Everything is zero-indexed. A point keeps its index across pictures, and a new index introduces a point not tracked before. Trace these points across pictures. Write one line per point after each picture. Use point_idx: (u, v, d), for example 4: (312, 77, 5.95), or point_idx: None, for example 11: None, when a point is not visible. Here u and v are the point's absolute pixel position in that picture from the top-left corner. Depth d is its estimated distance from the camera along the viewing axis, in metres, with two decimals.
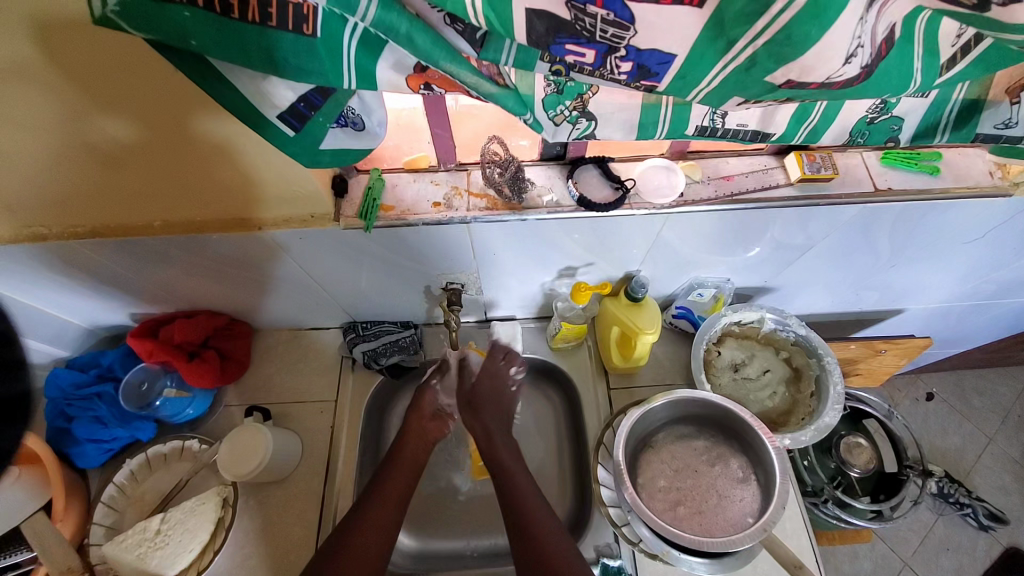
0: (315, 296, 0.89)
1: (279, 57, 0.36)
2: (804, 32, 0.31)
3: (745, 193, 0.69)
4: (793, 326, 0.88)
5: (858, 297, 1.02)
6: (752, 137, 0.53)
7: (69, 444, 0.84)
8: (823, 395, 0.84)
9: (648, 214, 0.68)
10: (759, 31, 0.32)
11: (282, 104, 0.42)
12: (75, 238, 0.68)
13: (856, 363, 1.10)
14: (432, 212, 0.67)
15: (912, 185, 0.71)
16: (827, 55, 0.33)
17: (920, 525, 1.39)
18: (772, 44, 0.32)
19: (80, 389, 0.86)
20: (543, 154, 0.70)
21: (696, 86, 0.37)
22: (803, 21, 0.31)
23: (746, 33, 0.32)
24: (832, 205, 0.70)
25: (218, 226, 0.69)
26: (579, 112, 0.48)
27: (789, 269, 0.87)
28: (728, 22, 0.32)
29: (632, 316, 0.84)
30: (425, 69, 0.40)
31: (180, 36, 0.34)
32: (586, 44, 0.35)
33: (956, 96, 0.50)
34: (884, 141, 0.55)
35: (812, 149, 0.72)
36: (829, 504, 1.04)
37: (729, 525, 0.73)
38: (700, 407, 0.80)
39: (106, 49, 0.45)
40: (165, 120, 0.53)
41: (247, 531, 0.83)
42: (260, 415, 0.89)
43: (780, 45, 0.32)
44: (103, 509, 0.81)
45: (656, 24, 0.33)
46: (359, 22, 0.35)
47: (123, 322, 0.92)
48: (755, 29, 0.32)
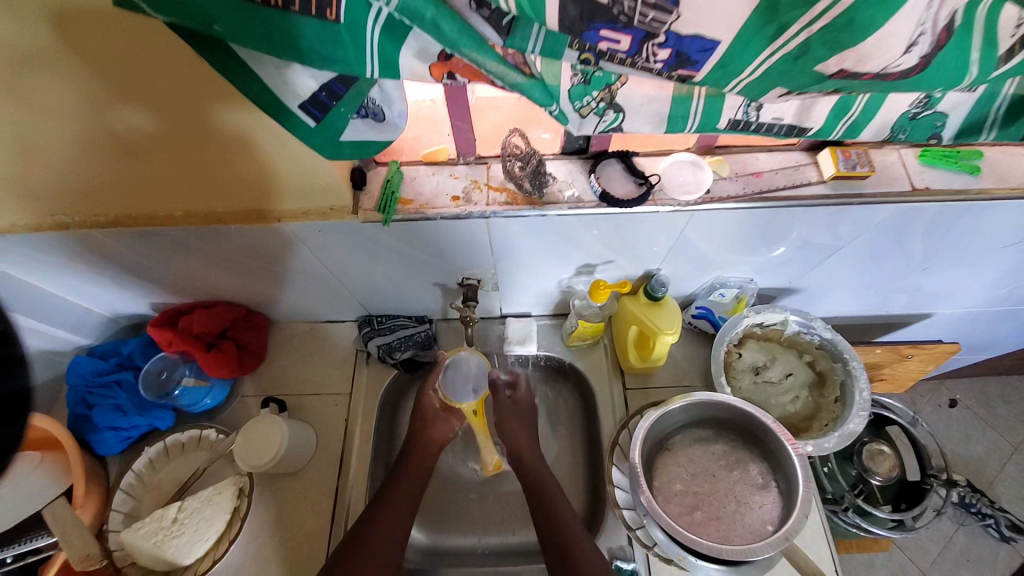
0: (331, 289, 0.88)
1: (303, 46, 0.35)
2: (867, 17, 0.31)
3: (775, 190, 0.67)
4: (818, 329, 0.85)
5: (886, 300, 0.98)
6: (788, 132, 0.50)
7: (89, 431, 0.85)
8: (848, 401, 0.81)
9: (673, 212, 0.66)
10: (818, 14, 0.31)
11: (304, 93, 0.41)
12: (96, 227, 0.68)
13: (881, 368, 1.07)
14: (451, 205, 0.66)
15: (951, 184, 0.68)
16: (885, 44, 0.32)
17: (939, 535, 1.35)
18: (829, 30, 0.31)
19: (101, 376, 0.87)
20: (565, 147, 0.68)
21: (737, 77, 0.36)
22: (869, 5, 0.30)
23: (802, 16, 0.31)
24: (866, 204, 0.67)
25: (237, 218, 0.69)
26: (607, 103, 0.46)
27: (816, 270, 0.84)
28: (784, 5, 0.31)
29: (651, 315, 0.82)
30: (450, 57, 0.39)
31: (204, 21, 0.33)
32: (623, 30, 0.34)
33: (1005, 91, 0.46)
34: (926, 138, 0.52)
35: (847, 145, 0.69)
36: (849, 512, 1.02)
37: (748, 532, 0.71)
38: (721, 411, 0.78)
39: (128, 35, 0.45)
40: (186, 109, 0.52)
41: (262, 521, 0.84)
42: (275, 407, 0.90)
43: (839, 30, 0.31)
44: (121, 496, 0.82)
45: (701, 8, 0.32)
46: (384, 8, 0.33)
47: (143, 311, 0.93)
48: (813, 12, 0.31)
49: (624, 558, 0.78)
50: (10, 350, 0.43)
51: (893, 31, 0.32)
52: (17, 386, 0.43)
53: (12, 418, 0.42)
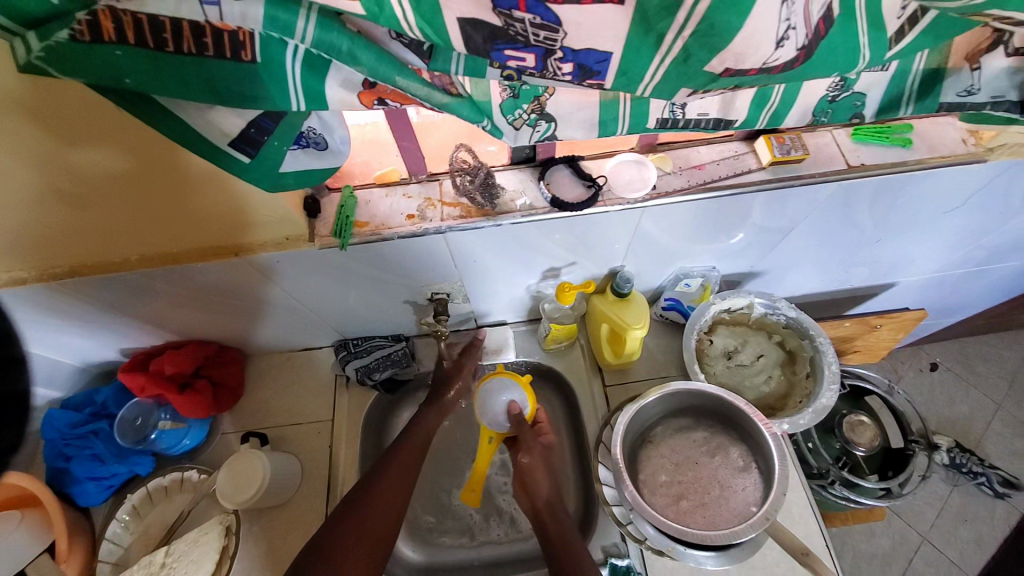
0: (304, 318, 0.89)
1: (221, 86, 0.36)
2: (726, 21, 0.32)
3: (719, 180, 0.69)
4: (783, 309, 0.87)
5: (848, 274, 1.01)
6: (715, 125, 0.52)
7: (69, 484, 0.84)
8: (818, 376, 0.83)
9: (624, 210, 0.68)
10: (684, 22, 0.32)
11: (230, 132, 0.42)
12: (53, 279, 0.67)
13: (853, 340, 1.10)
14: (407, 224, 0.67)
15: (886, 159, 0.71)
16: (757, 40, 0.33)
17: (934, 497, 1.38)
18: (699, 35, 0.33)
19: (76, 428, 0.85)
20: (513, 158, 0.70)
21: (641, 81, 0.37)
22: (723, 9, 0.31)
23: (672, 24, 0.33)
24: (808, 185, 0.70)
25: (199, 255, 0.69)
26: (538, 115, 0.47)
27: (774, 252, 0.87)
28: (653, 15, 0.32)
29: (619, 312, 0.83)
30: (375, 84, 0.40)
31: (114, 75, 0.34)
32: (524, 49, 0.35)
33: (917, 66, 0.49)
34: (849, 118, 0.54)
35: (782, 131, 0.71)
36: (836, 485, 1.04)
37: (734, 515, 0.72)
38: (697, 399, 0.80)
39: (71, 92, 0.45)
40: (134, 155, 0.53)
41: (252, 558, 0.82)
42: (257, 440, 0.89)
43: (706, 34, 0.32)
44: (107, 546, 0.81)
45: (582, 23, 0.33)
46: (300, 44, 0.35)
47: (116, 358, 0.92)
48: (678, 20, 0.32)
49: (619, 555, 0.79)
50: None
51: (759, 27, 0.32)
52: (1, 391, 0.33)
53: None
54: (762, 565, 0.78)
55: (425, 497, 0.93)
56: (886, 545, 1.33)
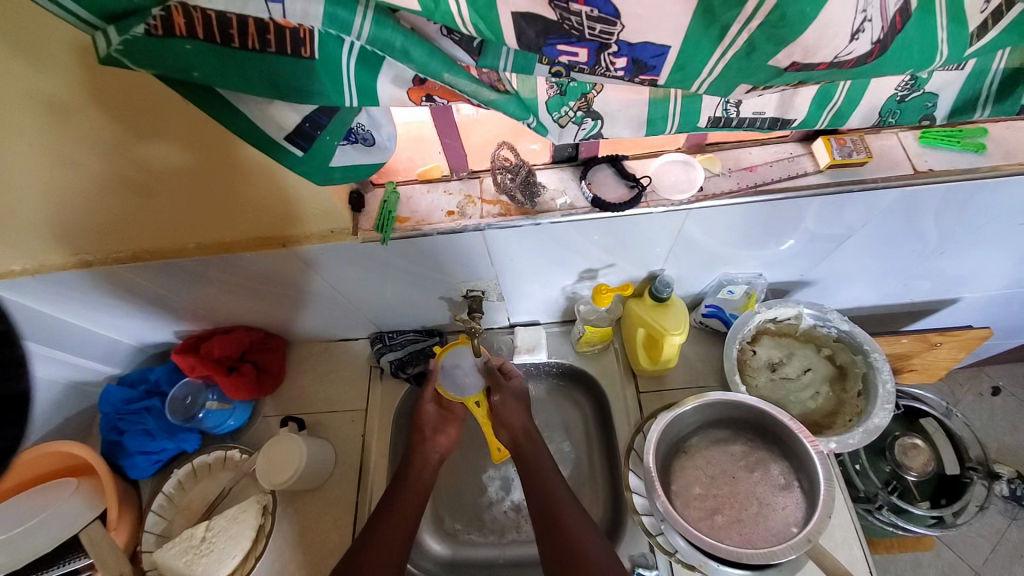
0: (344, 310, 0.92)
1: (280, 81, 0.37)
2: (798, 11, 0.30)
3: (772, 183, 0.66)
4: (834, 321, 0.82)
5: (907, 287, 0.95)
6: (771, 125, 0.50)
7: (121, 456, 0.89)
8: (871, 394, 0.78)
9: (667, 212, 0.66)
10: (752, 13, 0.31)
11: (287, 126, 0.43)
12: (118, 263, 0.72)
13: (910, 358, 1.02)
14: (447, 220, 0.67)
15: (958, 164, 0.66)
16: (831, 32, 0.31)
17: (991, 530, 1.27)
18: (767, 26, 0.31)
19: (130, 404, 0.92)
20: (555, 156, 0.69)
21: (697, 77, 0.36)
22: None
23: (738, 16, 0.32)
24: (869, 191, 0.65)
25: (248, 245, 0.72)
26: (584, 112, 0.47)
27: (826, 261, 0.82)
28: (718, 7, 0.31)
29: (656, 317, 0.81)
30: (425, 81, 0.41)
31: (183, 68, 0.36)
32: (577, 43, 0.34)
33: (995, 66, 0.45)
34: (919, 119, 0.50)
35: (843, 133, 0.67)
36: (884, 511, 0.97)
37: (772, 535, 0.68)
38: (736, 411, 0.77)
39: (143, 85, 0.48)
40: (195, 147, 0.55)
41: (287, 539, 0.86)
42: (295, 425, 0.91)
43: (775, 26, 0.31)
44: (153, 517, 0.85)
45: (642, 16, 0.32)
46: (355, 41, 0.36)
47: (169, 339, 0.98)
48: (746, 12, 0.31)
49: (647, 565, 0.76)
50: (9, 353, 0.32)
51: (833, 17, 0.31)
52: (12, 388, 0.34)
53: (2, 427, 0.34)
54: None
55: (451, 492, 0.94)
56: None
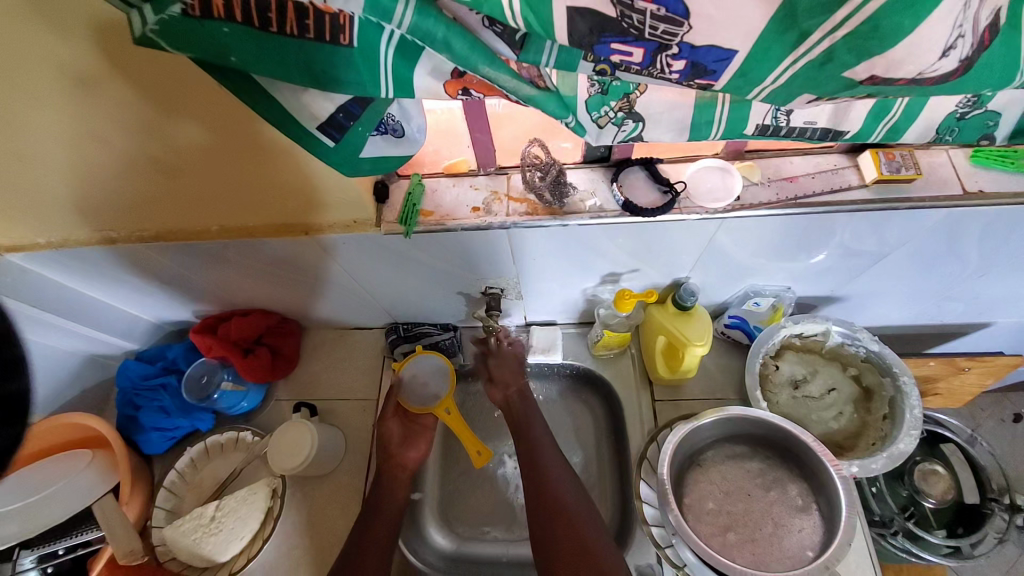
0: (361, 299, 0.91)
1: (318, 69, 0.36)
2: (893, 23, 0.28)
3: (811, 195, 0.63)
4: (864, 341, 0.79)
5: (940, 309, 0.91)
6: (823, 136, 0.47)
7: (136, 431, 0.90)
8: (898, 419, 0.75)
9: (700, 220, 0.63)
10: (839, 22, 0.29)
11: (320, 115, 0.42)
12: (142, 242, 0.72)
13: (936, 382, 0.99)
14: (471, 216, 0.66)
15: (1010, 186, 0.62)
16: (919, 48, 0.29)
17: (1005, 561, 1.23)
18: (854, 37, 0.29)
19: (147, 380, 0.93)
20: (586, 156, 0.67)
21: (759, 85, 0.34)
22: (893, 9, 0.28)
23: (822, 23, 0.30)
24: (914, 209, 0.62)
25: (270, 231, 0.71)
26: (626, 113, 0.45)
27: (860, 278, 0.79)
28: (802, 12, 0.29)
29: (678, 325, 0.79)
30: (464, 74, 0.39)
31: (219, 52, 0.35)
32: (635, 43, 0.32)
33: None
34: (977, 138, 0.48)
35: (891, 146, 0.64)
36: (899, 536, 0.96)
37: (787, 557, 0.67)
38: (756, 428, 0.74)
39: (176, 63, 0.47)
40: (222, 128, 0.55)
41: (294, 523, 0.86)
42: (307, 411, 0.92)
43: (865, 37, 0.29)
44: (164, 493, 0.86)
45: (715, 17, 0.30)
46: (396, 30, 0.34)
47: (187, 318, 0.98)
48: (833, 19, 0.29)
49: None
50: (10, 351, 0.37)
51: (928, 33, 0.29)
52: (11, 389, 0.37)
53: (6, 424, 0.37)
54: None
55: (457, 488, 0.94)
56: None
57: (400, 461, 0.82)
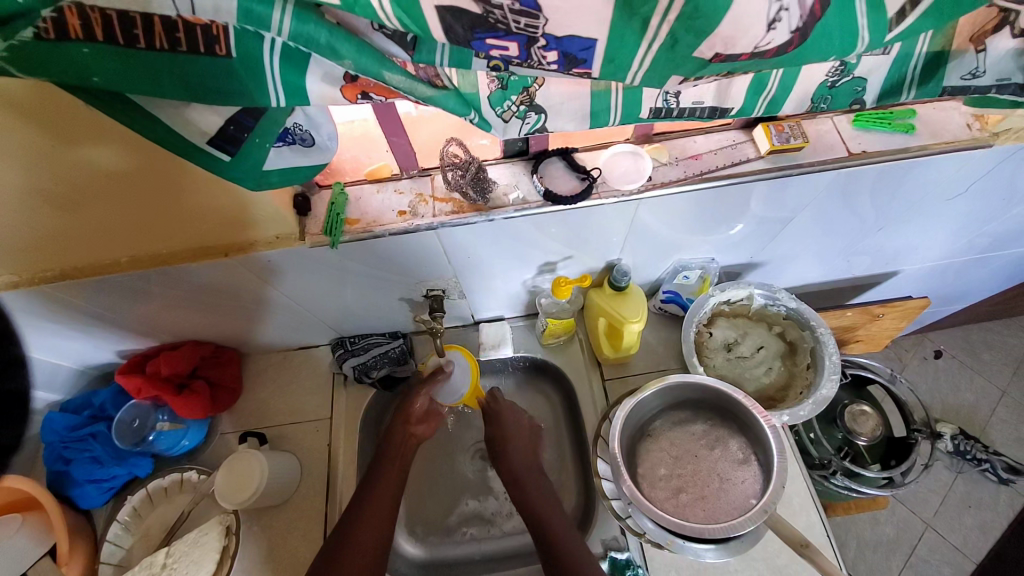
0: (300, 318, 0.88)
1: (194, 82, 0.35)
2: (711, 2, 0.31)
3: (715, 170, 0.68)
4: (783, 300, 0.86)
5: (851, 263, 1.00)
6: (711, 113, 0.51)
7: (69, 486, 0.83)
8: (819, 366, 0.82)
9: (619, 202, 0.66)
10: (668, 7, 0.32)
11: (209, 130, 0.41)
12: (44, 283, 0.67)
13: (856, 330, 1.09)
14: (398, 221, 0.66)
15: (889, 146, 0.70)
16: (747, 22, 0.32)
17: (939, 485, 1.37)
18: (684, 18, 0.32)
19: (75, 430, 0.85)
20: (505, 151, 0.69)
21: (629, 69, 0.36)
22: None
23: (656, 8, 0.32)
24: (807, 173, 0.68)
25: (188, 255, 0.68)
26: (527, 106, 0.46)
27: (775, 242, 0.86)
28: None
29: (616, 305, 0.82)
30: (357, 78, 0.39)
31: (81, 73, 0.33)
32: (507, 37, 0.34)
33: (919, 49, 0.48)
34: (849, 104, 0.53)
35: (780, 118, 0.70)
36: (838, 475, 1.03)
37: (733, 508, 0.71)
38: (695, 391, 0.79)
39: (57, 95, 0.44)
40: (118, 155, 0.52)
41: (253, 557, 0.83)
42: (256, 440, 0.88)
43: (692, 18, 0.32)
44: (109, 547, 0.81)
45: (564, 9, 0.32)
46: (277, 37, 0.34)
47: (113, 360, 0.92)
48: (663, 4, 0.32)
49: (619, 549, 0.78)
50: None
51: (745, 10, 0.32)
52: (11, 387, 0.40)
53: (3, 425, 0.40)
54: (763, 557, 0.78)
55: (425, 495, 0.93)
56: (891, 533, 1.33)
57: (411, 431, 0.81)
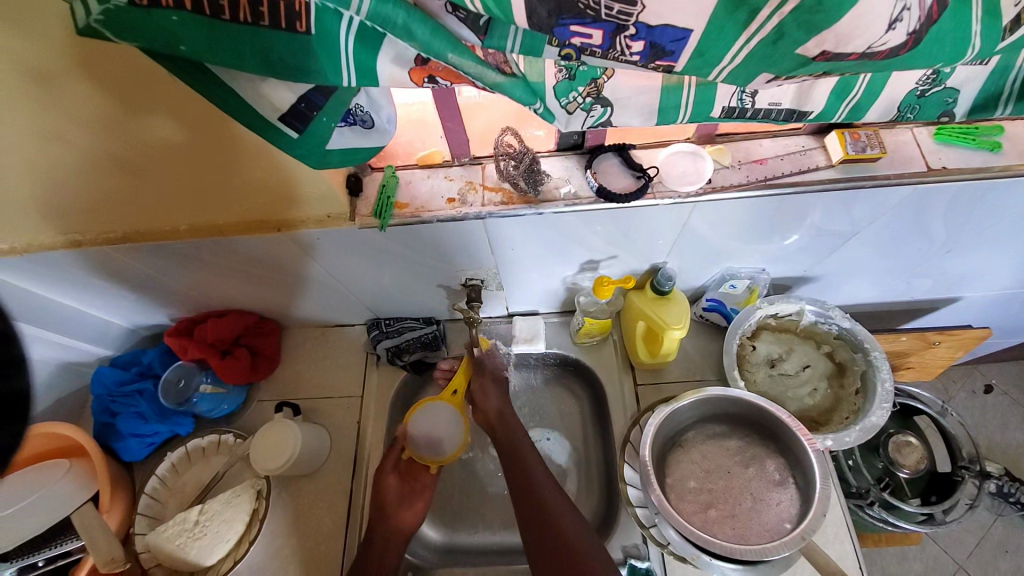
0: (340, 296, 0.90)
1: (275, 58, 0.35)
2: None
3: (780, 177, 0.65)
4: (836, 319, 0.81)
5: (909, 285, 0.94)
6: (787, 116, 0.48)
7: (114, 437, 0.88)
8: (869, 392, 0.78)
9: (675, 204, 0.64)
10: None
11: (281, 106, 0.41)
12: (108, 244, 0.70)
13: (907, 356, 1.02)
14: (447, 208, 0.66)
15: (971, 163, 0.64)
16: (862, 22, 0.30)
17: (976, 526, 1.29)
18: (800, 10, 0.30)
19: (123, 386, 0.90)
20: (560, 144, 0.67)
21: (718, 65, 0.34)
22: None
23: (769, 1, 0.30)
24: (879, 187, 0.64)
25: (240, 228, 0.70)
26: (593, 98, 0.45)
27: (831, 258, 0.81)
28: None
29: (657, 310, 0.80)
30: (427, 61, 0.38)
31: (170, 42, 0.34)
32: (592, 25, 0.33)
33: (1020, 62, 0.43)
34: (937, 115, 0.49)
35: (856, 127, 0.66)
36: (875, 506, 0.98)
37: (766, 530, 0.68)
38: (733, 406, 0.76)
39: (141, 63, 0.46)
40: (188, 125, 0.53)
41: (280, 524, 0.85)
42: (289, 411, 0.91)
43: (811, 11, 0.30)
44: (146, 500, 0.84)
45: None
46: (355, 16, 0.34)
47: (161, 322, 0.96)
48: None
49: (639, 557, 0.77)
50: (10, 350, 0.36)
51: (868, 6, 0.30)
52: (15, 387, 0.36)
53: (6, 423, 0.36)
54: None
55: (444, 482, 0.93)
56: (918, 570, 1.26)
57: (396, 524, 0.75)
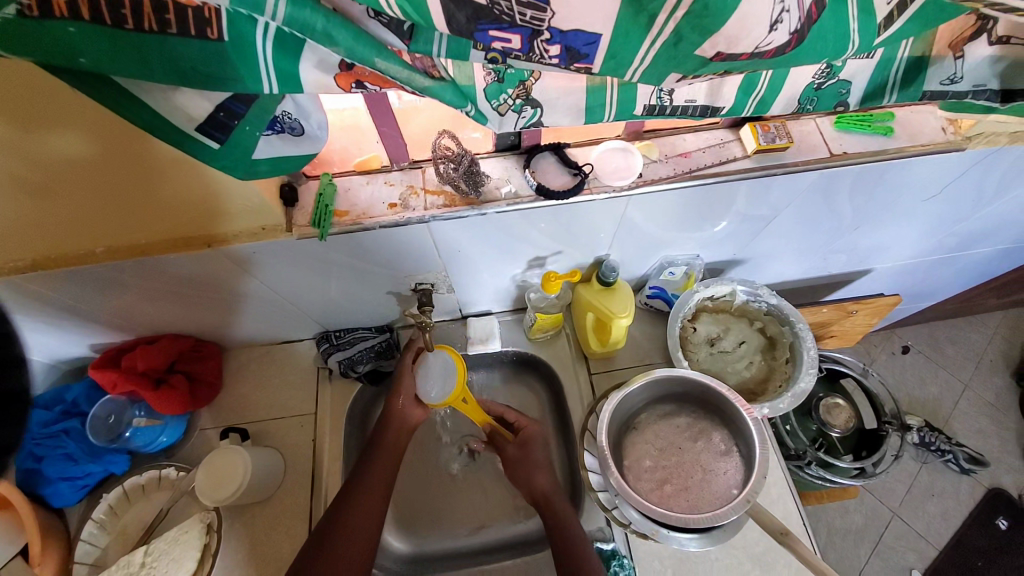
0: (283, 311, 0.86)
1: (185, 66, 0.34)
2: (720, 1, 0.31)
3: (702, 168, 0.69)
4: (764, 296, 0.88)
5: (827, 261, 1.03)
6: (702, 112, 0.52)
7: (40, 485, 0.80)
8: (798, 360, 0.85)
9: (609, 198, 0.67)
10: (677, 4, 0.32)
11: (197, 116, 0.40)
12: (16, 274, 0.64)
13: (830, 325, 1.12)
14: (389, 213, 0.65)
15: (867, 146, 0.72)
16: (749, 23, 0.33)
17: (904, 475, 1.44)
18: (691, 16, 0.32)
19: (47, 427, 0.82)
20: (497, 145, 0.69)
21: (631, 65, 0.37)
22: None
23: (664, 6, 0.32)
24: (791, 173, 0.70)
25: (169, 246, 0.65)
26: (523, 100, 0.46)
27: (757, 240, 0.88)
28: None
29: (604, 301, 0.83)
30: (352, 66, 0.38)
31: (66, 54, 0.32)
32: (510, 29, 0.34)
33: (901, 54, 0.49)
34: (834, 106, 0.54)
35: (767, 119, 0.71)
36: (812, 466, 1.07)
37: (716, 498, 0.73)
38: (680, 385, 0.81)
39: (31, 77, 0.42)
40: (94, 139, 0.49)
41: (237, 554, 0.81)
42: (237, 436, 0.87)
43: (699, 15, 0.32)
44: (84, 547, 0.79)
45: (573, 5, 0.32)
46: (270, 22, 0.33)
47: (86, 354, 0.88)
48: (671, 3, 0.32)
49: (604, 539, 0.80)
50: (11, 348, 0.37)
51: (750, 11, 0.33)
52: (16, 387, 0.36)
53: None
54: (743, 545, 0.81)
55: (411, 490, 0.92)
56: (859, 521, 1.39)
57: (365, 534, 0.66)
